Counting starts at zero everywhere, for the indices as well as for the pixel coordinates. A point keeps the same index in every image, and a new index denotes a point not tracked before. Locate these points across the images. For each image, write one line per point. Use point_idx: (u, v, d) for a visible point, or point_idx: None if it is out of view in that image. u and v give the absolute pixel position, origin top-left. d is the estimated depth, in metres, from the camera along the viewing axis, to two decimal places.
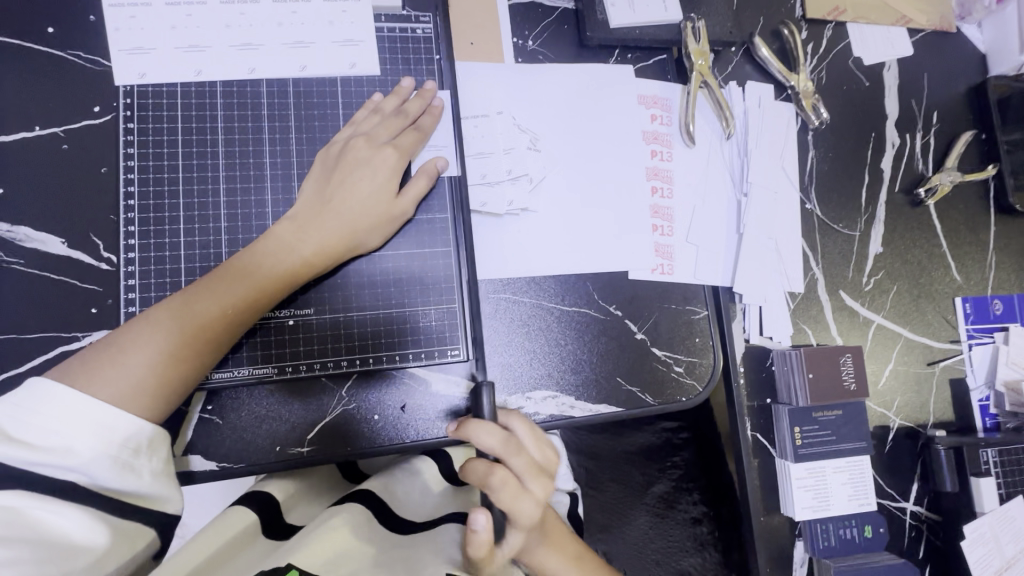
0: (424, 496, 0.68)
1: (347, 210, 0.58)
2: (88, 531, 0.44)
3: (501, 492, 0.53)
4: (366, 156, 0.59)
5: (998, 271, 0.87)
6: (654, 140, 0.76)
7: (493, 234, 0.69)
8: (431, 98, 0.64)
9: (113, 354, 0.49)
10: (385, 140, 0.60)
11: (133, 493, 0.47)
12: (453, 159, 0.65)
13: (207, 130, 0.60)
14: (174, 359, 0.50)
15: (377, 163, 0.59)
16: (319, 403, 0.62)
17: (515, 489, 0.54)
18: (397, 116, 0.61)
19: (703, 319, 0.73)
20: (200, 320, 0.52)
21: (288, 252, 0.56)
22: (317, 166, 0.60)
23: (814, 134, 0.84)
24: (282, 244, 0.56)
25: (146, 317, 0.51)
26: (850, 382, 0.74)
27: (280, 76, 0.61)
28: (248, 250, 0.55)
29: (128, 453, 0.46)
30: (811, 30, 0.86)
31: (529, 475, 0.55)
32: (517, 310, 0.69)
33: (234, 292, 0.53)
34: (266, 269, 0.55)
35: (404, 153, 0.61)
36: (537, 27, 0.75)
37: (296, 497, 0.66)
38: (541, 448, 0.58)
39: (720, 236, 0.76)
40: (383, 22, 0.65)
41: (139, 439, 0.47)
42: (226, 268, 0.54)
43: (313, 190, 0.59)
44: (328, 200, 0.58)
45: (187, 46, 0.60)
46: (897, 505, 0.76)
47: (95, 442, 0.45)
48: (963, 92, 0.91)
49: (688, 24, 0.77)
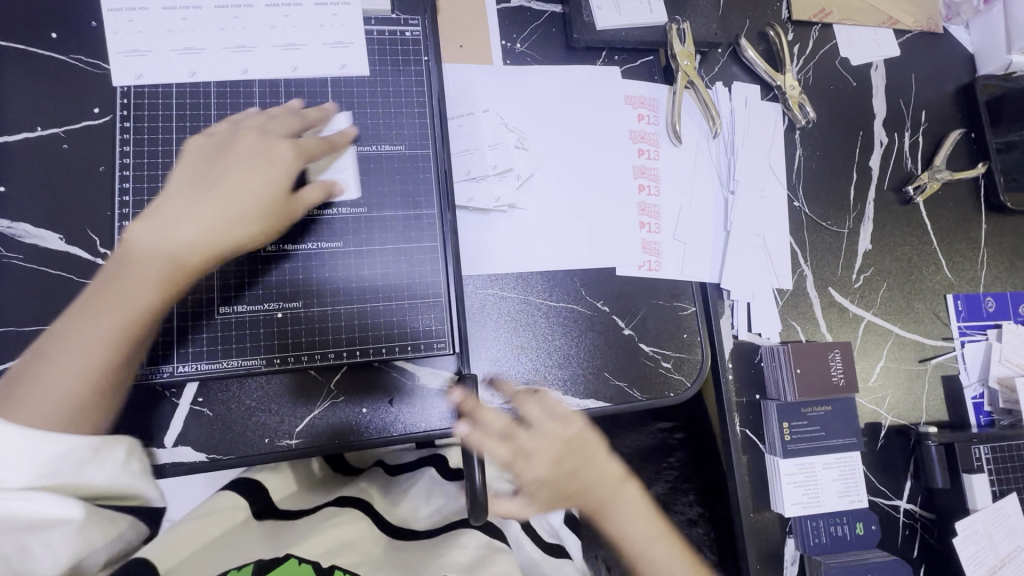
0: (431, 502, 0.68)
1: (225, 209, 0.56)
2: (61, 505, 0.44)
3: (510, 456, 0.60)
4: (254, 151, 0.58)
5: (990, 268, 0.87)
6: (640, 139, 0.77)
7: (481, 230, 0.70)
8: (330, 116, 0.63)
9: (26, 375, 0.50)
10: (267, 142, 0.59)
11: (100, 487, 0.48)
12: (355, 177, 0.63)
13: (200, 128, 0.62)
14: (75, 383, 0.50)
15: (267, 156, 0.58)
16: (308, 394, 0.63)
17: (521, 450, 0.61)
18: (292, 116, 0.61)
19: (691, 316, 0.73)
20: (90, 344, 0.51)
21: (163, 259, 0.54)
22: (197, 154, 0.58)
23: (801, 133, 0.84)
24: (153, 251, 0.54)
25: (34, 355, 0.51)
26: (839, 378, 0.74)
27: (272, 76, 0.63)
28: (132, 246, 0.54)
29: (72, 465, 0.47)
30: (797, 31, 0.87)
31: (540, 440, 0.62)
32: (505, 305, 0.70)
33: (109, 314, 0.52)
34: (155, 266, 0.54)
35: (298, 152, 0.59)
36: (525, 30, 0.76)
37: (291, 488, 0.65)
38: (551, 407, 0.64)
39: (707, 233, 0.77)
40: (373, 25, 0.67)
41: (79, 450, 0.48)
42: (99, 292, 0.53)
43: (187, 191, 0.56)
44: (203, 199, 0.56)
45: (182, 49, 0.62)
46: (890, 503, 0.76)
47: (43, 463, 0.46)
48: (951, 93, 0.92)
49: (673, 26, 0.78)
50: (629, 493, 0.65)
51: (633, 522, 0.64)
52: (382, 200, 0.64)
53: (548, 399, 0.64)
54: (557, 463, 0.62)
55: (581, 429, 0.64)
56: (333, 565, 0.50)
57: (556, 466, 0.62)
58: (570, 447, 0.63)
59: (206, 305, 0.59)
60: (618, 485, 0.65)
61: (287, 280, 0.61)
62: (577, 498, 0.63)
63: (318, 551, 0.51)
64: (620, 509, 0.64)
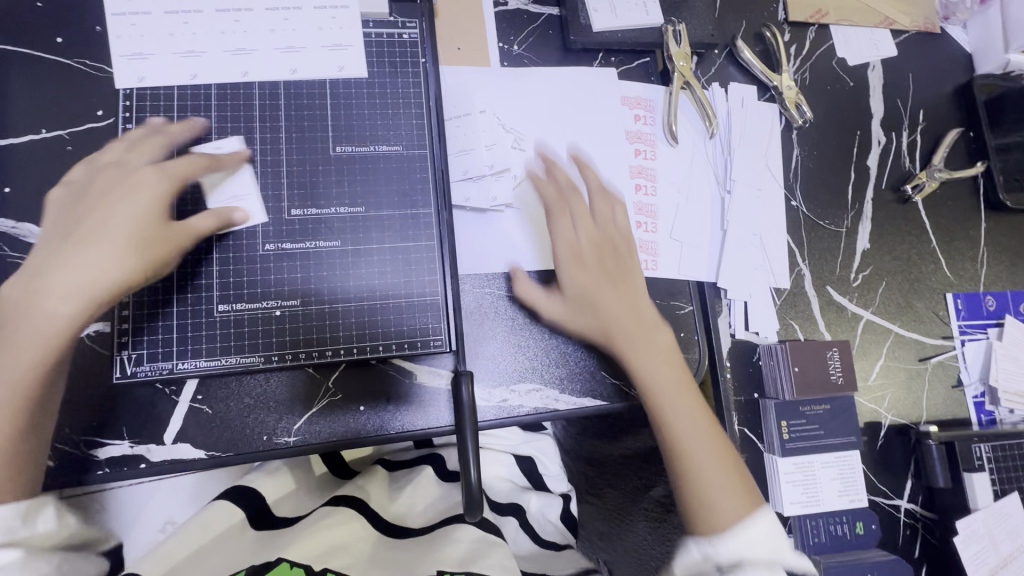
0: (428, 502, 0.68)
1: (95, 258, 0.56)
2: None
3: (556, 214, 0.71)
4: (119, 192, 0.58)
5: (990, 267, 0.87)
6: (637, 139, 0.78)
7: (479, 230, 0.71)
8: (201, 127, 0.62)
9: None
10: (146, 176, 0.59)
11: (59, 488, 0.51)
12: (260, 203, 0.62)
13: (201, 130, 0.62)
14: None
15: (130, 192, 0.58)
16: (307, 391, 0.64)
17: (569, 220, 0.70)
18: (155, 136, 0.61)
19: (689, 314, 0.73)
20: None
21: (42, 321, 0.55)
22: (59, 215, 0.59)
23: (798, 133, 0.85)
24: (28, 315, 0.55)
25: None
26: (837, 376, 0.74)
27: (272, 79, 0.64)
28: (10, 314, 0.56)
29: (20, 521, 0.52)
30: (794, 32, 0.87)
31: (569, 267, 0.69)
32: (502, 304, 0.70)
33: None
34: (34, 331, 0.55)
35: (162, 176, 0.59)
36: (523, 32, 0.77)
37: (286, 495, 0.66)
38: (590, 223, 0.70)
39: (704, 233, 0.77)
40: (371, 28, 0.68)
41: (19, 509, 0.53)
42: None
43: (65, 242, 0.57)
44: (78, 252, 0.57)
45: (184, 52, 0.63)
46: (891, 503, 0.75)
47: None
48: (949, 92, 0.92)
49: (669, 27, 0.79)
50: (650, 321, 0.68)
51: (649, 357, 0.66)
52: (379, 200, 0.65)
53: (587, 206, 0.72)
54: (592, 245, 0.69)
55: (612, 251, 0.70)
56: (325, 568, 0.51)
57: (592, 237, 0.70)
58: (599, 270, 0.69)
59: (205, 304, 0.60)
60: (641, 311, 0.68)
61: (286, 278, 0.62)
62: (595, 310, 0.67)
63: (308, 555, 0.52)
64: (644, 339, 0.67)
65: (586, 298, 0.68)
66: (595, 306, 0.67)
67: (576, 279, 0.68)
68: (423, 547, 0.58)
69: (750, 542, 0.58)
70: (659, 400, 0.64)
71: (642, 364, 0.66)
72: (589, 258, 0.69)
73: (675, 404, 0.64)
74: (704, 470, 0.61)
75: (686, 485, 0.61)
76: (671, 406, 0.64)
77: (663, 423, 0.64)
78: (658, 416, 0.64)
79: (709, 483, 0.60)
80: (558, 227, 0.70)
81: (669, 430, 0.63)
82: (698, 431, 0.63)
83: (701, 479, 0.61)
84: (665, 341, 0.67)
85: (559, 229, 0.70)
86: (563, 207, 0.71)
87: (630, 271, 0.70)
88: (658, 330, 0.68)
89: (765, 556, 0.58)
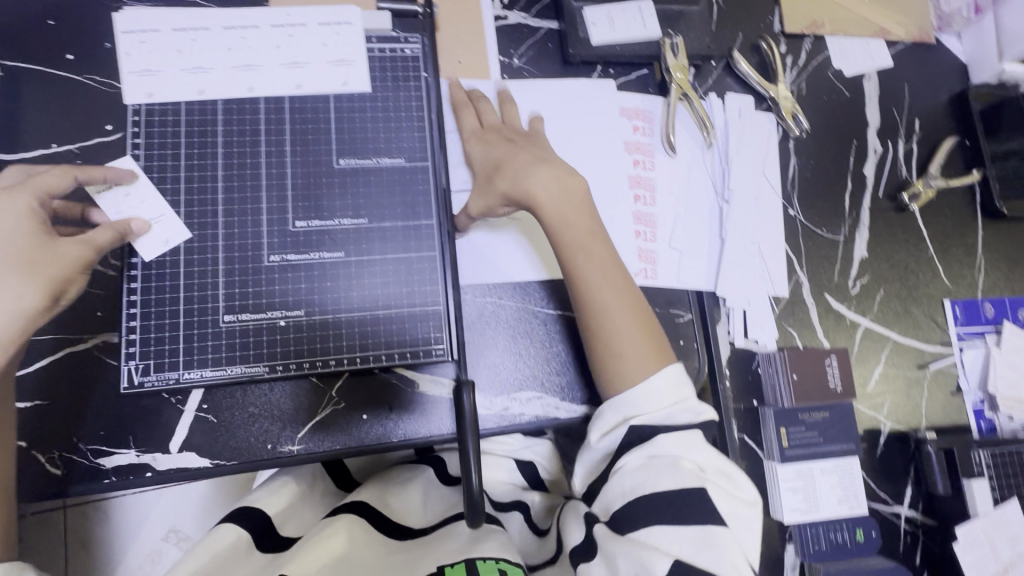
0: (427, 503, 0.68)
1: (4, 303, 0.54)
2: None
3: (462, 117, 0.73)
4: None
5: (988, 274, 0.87)
6: (635, 150, 0.79)
7: (480, 241, 0.72)
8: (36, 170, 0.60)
9: None
10: (7, 210, 0.57)
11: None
12: (176, 221, 0.62)
13: (208, 144, 0.64)
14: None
15: (5, 231, 0.56)
16: (310, 399, 0.64)
17: (473, 116, 0.73)
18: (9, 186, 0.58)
19: (688, 323, 0.73)
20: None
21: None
22: None
23: (795, 142, 0.86)
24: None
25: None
26: (836, 384, 0.75)
27: (277, 94, 0.66)
28: None
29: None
30: (790, 44, 0.89)
31: (475, 142, 0.71)
32: (502, 312, 0.71)
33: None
34: None
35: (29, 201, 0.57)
36: (522, 46, 0.79)
37: (285, 508, 0.66)
38: (492, 116, 0.73)
39: (702, 241, 0.78)
40: (373, 43, 0.69)
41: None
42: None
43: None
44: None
45: (191, 68, 0.64)
46: (891, 510, 0.76)
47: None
48: (945, 101, 0.93)
49: (666, 41, 0.80)
50: (559, 173, 0.67)
51: (560, 186, 0.67)
52: (382, 211, 0.66)
53: (494, 103, 0.74)
54: (493, 131, 0.71)
55: (517, 130, 0.72)
56: None
57: (491, 126, 0.72)
58: (502, 140, 0.71)
59: (211, 314, 0.61)
60: (549, 167, 0.68)
61: (291, 288, 0.63)
62: (500, 176, 0.68)
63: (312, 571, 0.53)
64: (550, 172, 0.67)
65: (492, 165, 0.69)
66: (500, 165, 0.68)
67: (481, 151, 0.70)
68: (427, 549, 0.59)
69: (657, 394, 0.58)
70: (567, 253, 0.65)
71: (550, 220, 0.65)
72: (495, 138, 0.71)
73: (580, 259, 0.64)
74: (612, 320, 0.62)
75: (598, 341, 0.62)
76: (578, 263, 0.64)
77: (572, 277, 0.64)
78: (568, 270, 0.65)
79: (618, 331, 0.62)
80: (465, 121, 0.72)
81: (579, 283, 0.64)
82: (604, 281, 0.63)
83: (609, 329, 0.62)
84: (575, 193, 0.67)
85: (466, 124, 0.72)
86: (469, 105, 0.73)
87: (534, 143, 0.71)
88: (566, 182, 0.67)
89: (672, 403, 0.58)
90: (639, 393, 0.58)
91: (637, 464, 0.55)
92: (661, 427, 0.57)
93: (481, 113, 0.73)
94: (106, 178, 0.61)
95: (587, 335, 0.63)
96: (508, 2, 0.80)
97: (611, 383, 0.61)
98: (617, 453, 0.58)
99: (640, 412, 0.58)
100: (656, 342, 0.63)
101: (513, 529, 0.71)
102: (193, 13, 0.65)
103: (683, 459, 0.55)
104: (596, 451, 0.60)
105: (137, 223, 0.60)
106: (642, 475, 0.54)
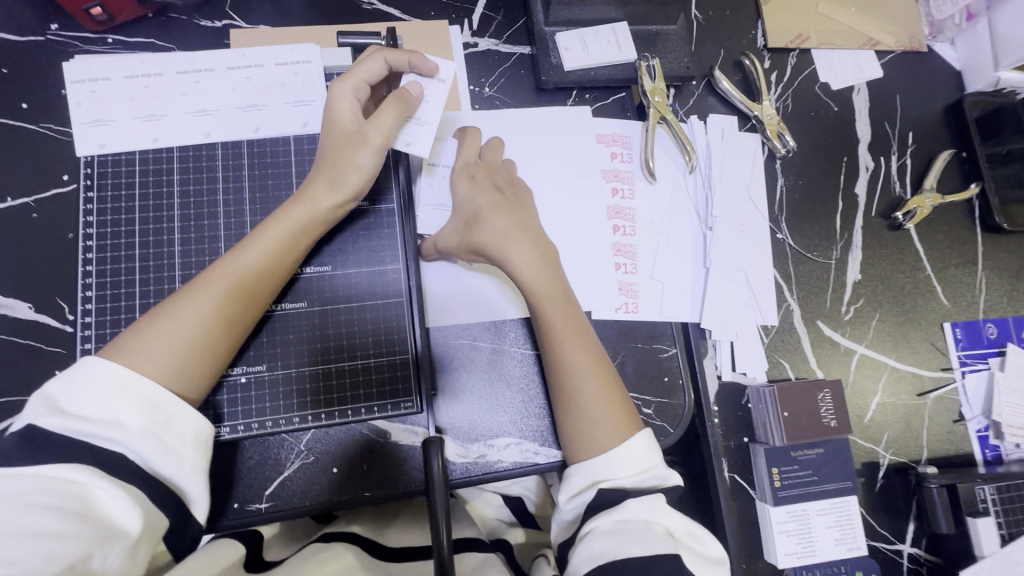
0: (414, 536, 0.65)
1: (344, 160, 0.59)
2: (127, 514, 0.43)
3: (465, 150, 0.68)
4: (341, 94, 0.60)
5: (990, 293, 0.84)
6: (614, 178, 0.76)
7: (453, 282, 0.70)
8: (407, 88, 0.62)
9: (142, 330, 0.50)
10: (355, 98, 0.61)
11: (170, 475, 0.47)
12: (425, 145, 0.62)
13: (163, 194, 0.62)
14: (208, 334, 0.51)
15: (346, 89, 0.60)
16: (277, 455, 0.62)
17: (472, 157, 0.68)
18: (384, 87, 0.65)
19: (673, 358, 0.71)
20: (212, 309, 0.52)
21: (267, 237, 0.56)
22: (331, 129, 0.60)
23: (782, 162, 0.82)
24: (265, 238, 0.56)
25: (151, 315, 0.51)
26: (830, 419, 0.71)
27: (234, 138, 0.63)
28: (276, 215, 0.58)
29: (102, 520, 0.42)
30: (774, 59, 0.85)
31: (463, 178, 0.67)
32: (475, 356, 0.68)
33: (233, 282, 0.54)
34: (284, 228, 0.57)
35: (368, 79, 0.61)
36: (493, 74, 0.76)
37: (273, 541, 0.63)
38: (495, 158, 0.69)
39: (686, 272, 0.75)
40: (334, 81, 0.67)
41: (115, 515, 0.43)
42: (213, 267, 0.54)
43: (319, 161, 0.61)
44: (344, 150, 0.59)
45: (145, 116, 0.62)
46: (893, 548, 0.73)
47: (140, 415, 0.46)
48: (939, 111, 0.89)
49: (642, 62, 0.77)
50: (536, 241, 0.65)
51: (513, 239, 0.63)
52: (343, 258, 0.65)
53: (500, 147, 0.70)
54: (482, 174, 0.67)
55: (506, 177, 0.68)
56: None
57: (479, 168, 0.67)
58: (490, 188, 0.66)
59: None
60: (526, 232, 0.65)
61: (253, 344, 0.61)
62: (478, 229, 0.64)
63: None
64: (507, 231, 0.63)
65: (472, 212, 0.65)
66: (478, 215, 0.64)
67: (468, 192, 0.66)
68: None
69: (621, 463, 0.56)
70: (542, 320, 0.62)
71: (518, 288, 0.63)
72: (483, 184, 0.66)
73: (553, 326, 0.61)
74: (586, 386, 0.59)
75: (570, 404, 0.59)
76: (555, 333, 0.61)
77: (546, 340, 0.61)
78: (542, 333, 0.62)
79: (589, 400, 0.59)
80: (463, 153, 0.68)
81: (555, 349, 0.61)
82: (580, 345, 0.60)
83: (580, 394, 0.59)
84: (551, 261, 0.65)
85: (465, 155, 0.68)
86: (473, 138, 0.68)
87: (519, 200, 0.67)
88: (542, 249, 0.64)
89: (637, 471, 0.56)
90: (604, 459, 0.56)
91: (609, 528, 0.51)
92: (631, 491, 0.55)
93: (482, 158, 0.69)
94: (410, 66, 0.62)
95: (559, 402, 0.61)
96: (477, 29, 0.77)
97: (579, 447, 0.58)
98: (585, 516, 0.54)
99: (610, 478, 0.56)
100: (626, 410, 0.59)
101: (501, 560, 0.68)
102: (147, 59, 0.63)
103: (654, 522, 0.52)
104: (566, 513, 0.57)
105: (414, 87, 0.61)
106: (615, 538, 0.50)
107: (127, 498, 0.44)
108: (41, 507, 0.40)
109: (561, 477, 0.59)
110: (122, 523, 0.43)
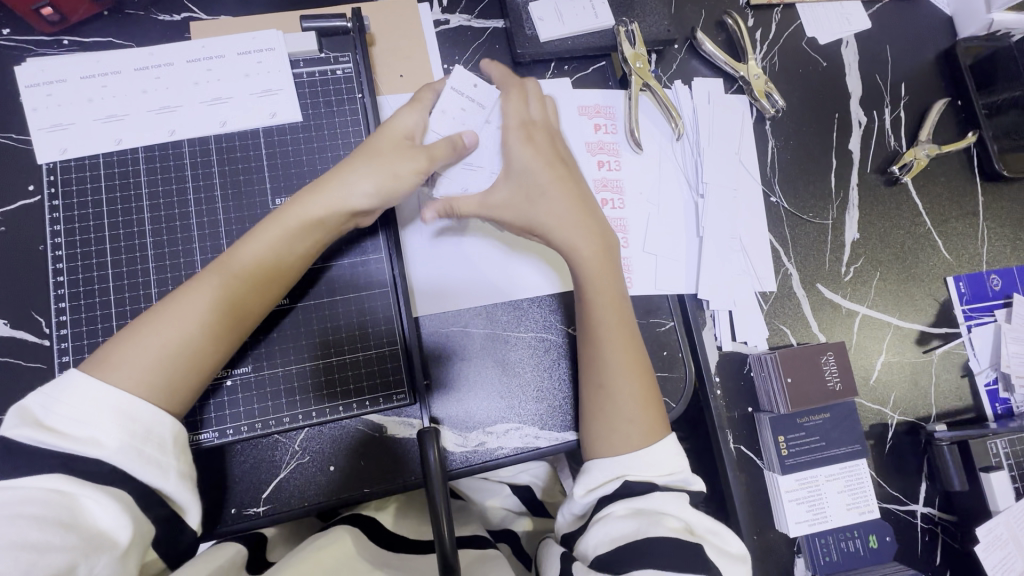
0: (419, 530, 0.64)
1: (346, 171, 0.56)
2: (115, 522, 0.42)
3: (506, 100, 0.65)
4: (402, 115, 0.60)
5: (992, 244, 0.82)
6: (599, 150, 0.73)
7: (439, 267, 0.68)
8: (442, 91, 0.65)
9: (124, 342, 0.48)
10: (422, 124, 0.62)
11: (157, 486, 0.45)
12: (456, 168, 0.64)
13: (131, 199, 0.60)
14: (194, 347, 0.49)
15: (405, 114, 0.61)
16: (270, 457, 0.60)
17: (522, 120, 0.65)
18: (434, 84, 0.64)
19: (669, 330, 0.69)
20: (198, 322, 0.50)
21: (263, 242, 0.54)
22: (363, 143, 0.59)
23: (772, 123, 0.80)
24: (260, 245, 0.54)
25: (136, 326, 0.49)
26: (835, 382, 0.70)
27: (201, 134, 0.61)
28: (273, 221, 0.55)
29: (87, 531, 0.40)
30: (758, 17, 0.82)
31: (518, 138, 0.63)
32: (469, 340, 0.66)
33: (223, 289, 0.51)
34: (281, 233, 0.54)
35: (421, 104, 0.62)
36: (467, 50, 0.73)
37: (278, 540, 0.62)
38: (537, 109, 0.66)
39: (680, 242, 0.73)
40: (301, 68, 0.64)
41: (102, 524, 0.41)
42: (202, 273, 0.52)
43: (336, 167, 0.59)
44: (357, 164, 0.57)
45: (106, 117, 0.60)
46: (905, 509, 0.72)
47: (118, 431, 0.44)
48: (932, 59, 0.86)
49: (621, 28, 0.74)
50: (598, 231, 0.63)
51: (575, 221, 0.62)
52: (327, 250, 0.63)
53: (541, 95, 0.67)
54: (542, 147, 0.64)
55: (565, 146, 0.66)
56: None
57: (538, 132, 0.65)
58: (553, 157, 0.64)
59: None
60: (591, 221, 0.63)
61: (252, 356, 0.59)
62: (536, 205, 0.62)
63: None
64: (569, 218, 0.62)
65: (536, 185, 0.63)
66: (543, 191, 0.62)
67: (528, 159, 0.63)
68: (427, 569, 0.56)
69: (650, 462, 0.55)
70: (585, 308, 0.61)
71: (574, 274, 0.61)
72: (545, 147, 0.64)
73: (600, 323, 0.60)
74: (620, 381, 0.58)
75: (603, 401, 0.58)
76: (599, 322, 0.60)
77: (586, 332, 0.60)
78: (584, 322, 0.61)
79: (622, 394, 0.58)
80: (513, 102, 0.65)
81: (593, 338, 0.60)
82: (621, 347, 0.59)
83: (614, 389, 0.58)
84: (612, 254, 0.63)
85: (514, 110, 0.65)
86: (519, 89, 0.66)
87: (578, 176, 0.66)
88: (605, 240, 0.62)
89: (665, 472, 0.55)
90: (629, 457, 0.55)
91: (625, 514, 0.51)
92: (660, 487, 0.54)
93: (530, 118, 0.65)
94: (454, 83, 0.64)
95: (590, 396, 0.59)
96: (447, 4, 0.73)
97: (601, 441, 0.57)
98: (601, 504, 0.53)
99: (637, 472, 0.54)
100: (656, 413, 0.58)
101: (502, 551, 0.68)
102: (103, 57, 0.61)
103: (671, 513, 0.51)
104: (577, 506, 0.55)
105: (469, 136, 0.63)
106: (633, 525, 0.49)
107: (115, 505, 0.42)
108: (25, 518, 0.39)
109: (579, 472, 0.57)
110: (110, 531, 0.41)
